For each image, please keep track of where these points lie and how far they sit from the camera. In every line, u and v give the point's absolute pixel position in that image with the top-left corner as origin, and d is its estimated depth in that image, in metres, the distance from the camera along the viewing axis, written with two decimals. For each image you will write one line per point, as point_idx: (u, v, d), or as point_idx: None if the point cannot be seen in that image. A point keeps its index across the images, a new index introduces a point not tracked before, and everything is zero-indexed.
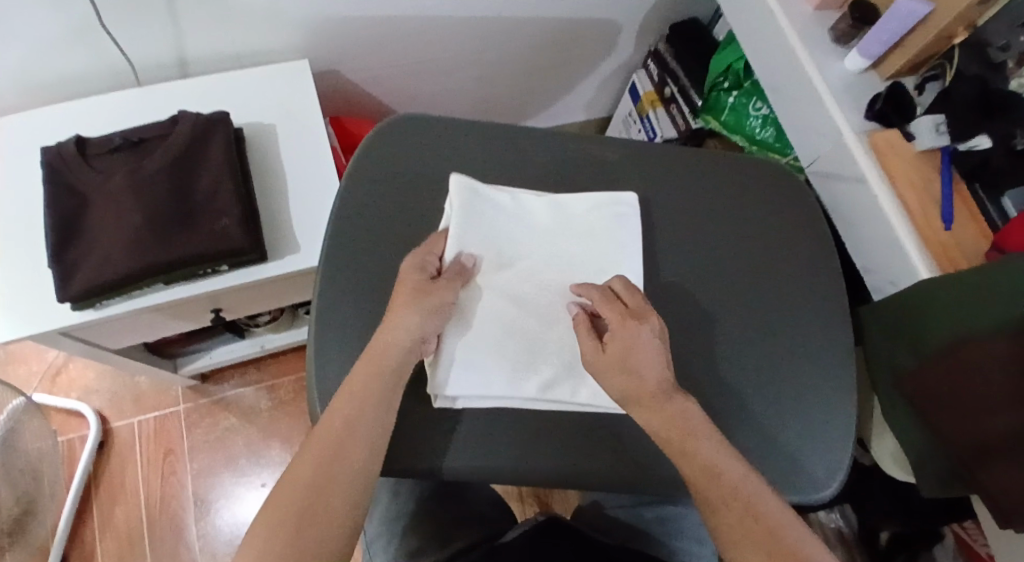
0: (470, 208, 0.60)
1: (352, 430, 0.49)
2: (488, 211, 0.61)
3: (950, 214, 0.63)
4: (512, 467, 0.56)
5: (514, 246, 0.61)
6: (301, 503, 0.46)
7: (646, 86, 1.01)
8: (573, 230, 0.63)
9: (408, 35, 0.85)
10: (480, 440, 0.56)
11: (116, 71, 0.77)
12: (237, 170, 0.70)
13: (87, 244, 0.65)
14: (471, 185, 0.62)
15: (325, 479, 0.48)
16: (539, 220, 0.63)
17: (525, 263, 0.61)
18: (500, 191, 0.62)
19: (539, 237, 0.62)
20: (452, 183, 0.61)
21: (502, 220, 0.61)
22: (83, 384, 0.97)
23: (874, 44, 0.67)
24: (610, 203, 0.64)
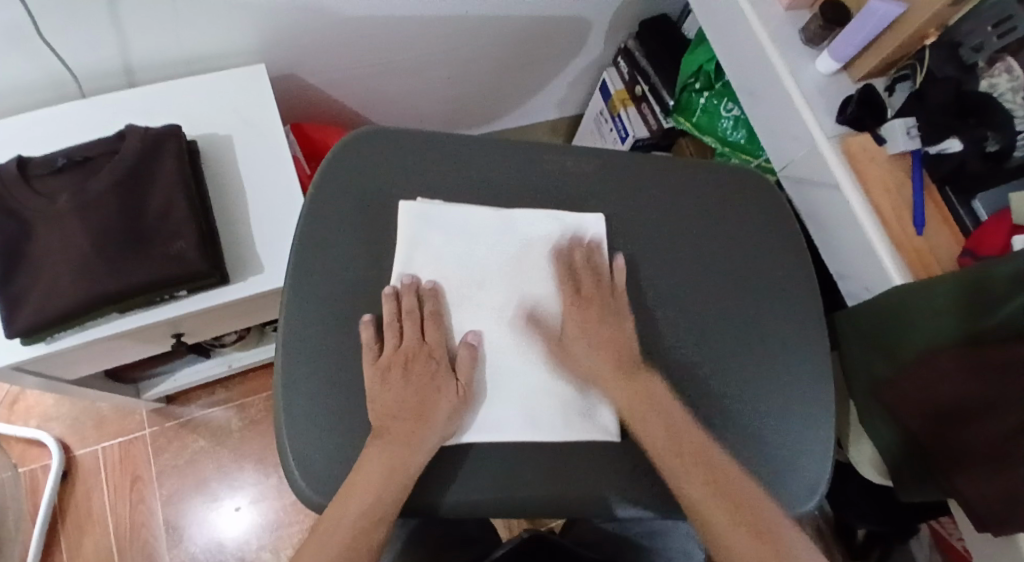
0: (418, 236, 0.60)
1: (416, 455, 0.53)
2: (444, 233, 0.61)
3: (923, 220, 0.63)
4: (490, 500, 0.54)
5: (471, 269, 0.61)
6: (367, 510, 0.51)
7: (616, 84, 0.99)
8: (531, 245, 0.62)
9: (369, 37, 0.82)
10: (453, 476, 0.55)
11: (58, 84, 0.73)
12: (192, 189, 0.66)
13: (33, 273, 0.61)
14: (420, 209, 0.61)
15: (378, 509, 0.51)
16: (496, 238, 0.62)
17: (488, 284, 0.61)
18: (455, 212, 0.62)
19: (496, 257, 0.61)
20: (403, 214, 0.61)
21: (455, 244, 0.61)
22: (42, 410, 0.93)
23: (845, 47, 0.65)
24: (574, 218, 0.63)
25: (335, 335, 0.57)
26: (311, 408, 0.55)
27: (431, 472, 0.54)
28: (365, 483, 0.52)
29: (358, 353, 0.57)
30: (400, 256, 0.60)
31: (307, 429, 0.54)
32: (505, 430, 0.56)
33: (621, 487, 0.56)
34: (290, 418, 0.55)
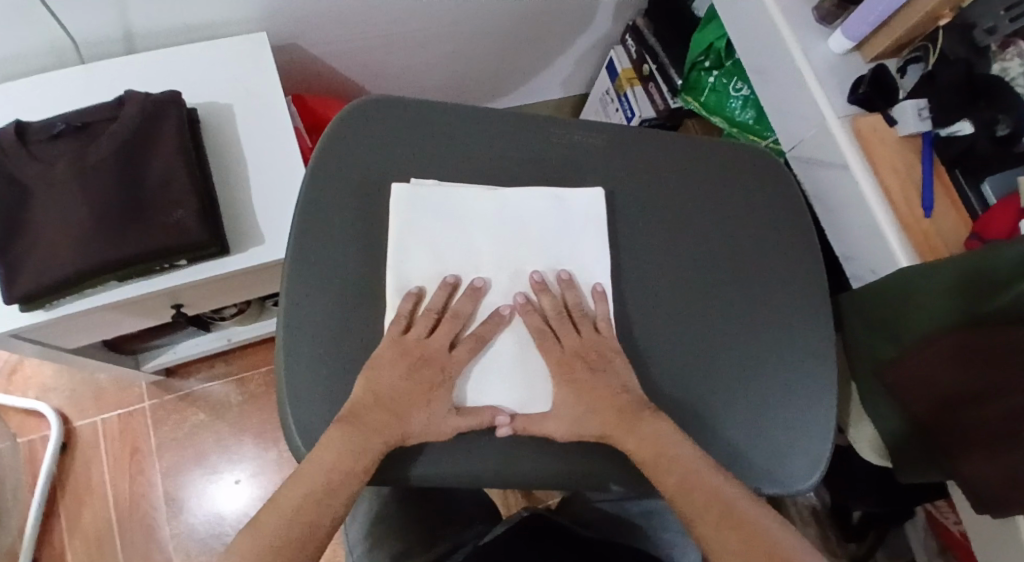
0: (418, 218, 0.59)
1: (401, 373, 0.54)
2: (433, 210, 0.60)
3: (930, 201, 0.63)
4: (494, 474, 0.54)
5: (470, 252, 0.60)
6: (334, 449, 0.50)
7: (623, 63, 0.98)
8: (532, 227, 0.62)
9: (372, 8, 0.80)
10: (456, 447, 0.54)
11: (56, 50, 0.71)
12: (193, 157, 0.65)
13: (32, 241, 0.61)
14: (414, 190, 0.60)
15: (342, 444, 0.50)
16: (491, 218, 0.61)
17: (487, 267, 0.60)
18: (440, 192, 0.60)
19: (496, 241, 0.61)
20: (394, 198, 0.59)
21: (454, 227, 0.60)
22: (40, 381, 0.93)
23: (859, 25, 0.65)
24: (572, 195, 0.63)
25: (340, 308, 0.57)
26: (314, 379, 0.55)
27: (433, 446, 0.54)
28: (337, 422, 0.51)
29: (362, 325, 0.57)
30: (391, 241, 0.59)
31: (310, 401, 0.54)
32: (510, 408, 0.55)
33: (625, 462, 0.56)
34: (293, 390, 0.54)
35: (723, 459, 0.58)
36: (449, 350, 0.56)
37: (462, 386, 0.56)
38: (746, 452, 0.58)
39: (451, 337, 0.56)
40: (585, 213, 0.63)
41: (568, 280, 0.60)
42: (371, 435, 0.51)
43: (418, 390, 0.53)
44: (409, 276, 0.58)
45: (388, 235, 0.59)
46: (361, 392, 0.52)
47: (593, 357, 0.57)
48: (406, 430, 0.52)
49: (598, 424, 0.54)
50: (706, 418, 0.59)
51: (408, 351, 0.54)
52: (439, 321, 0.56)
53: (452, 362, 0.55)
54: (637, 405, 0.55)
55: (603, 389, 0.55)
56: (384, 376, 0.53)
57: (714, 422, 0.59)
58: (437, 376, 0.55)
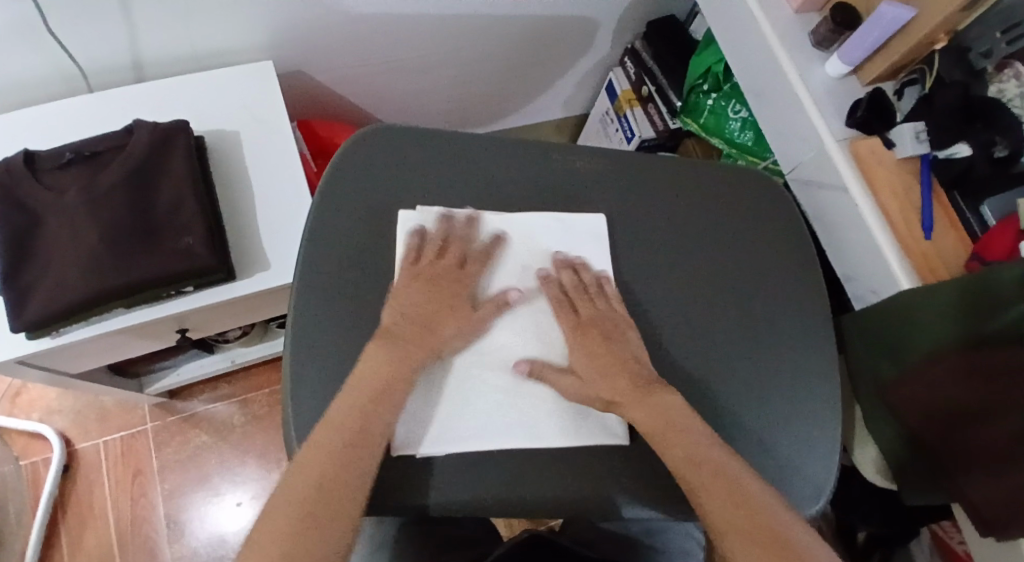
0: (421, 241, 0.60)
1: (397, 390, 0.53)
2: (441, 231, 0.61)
3: (930, 223, 0.63)
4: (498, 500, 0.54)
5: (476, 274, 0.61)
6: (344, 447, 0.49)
7: (623, 85, 0.99)
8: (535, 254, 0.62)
9: (378, 36, 0.82)
10: (458, 473, 0.54)
11: (64, 78, 0.72)
12: (199, 184, 0.66)
13: (40, 268, 0.61)
14: (421, 216, 0.62)
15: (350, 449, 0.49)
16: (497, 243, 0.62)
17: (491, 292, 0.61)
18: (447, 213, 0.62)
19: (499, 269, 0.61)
20: (403, 224, 0.61)
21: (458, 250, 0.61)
22: (44, 404, 0.93)
23: (856, 50, 0.65)
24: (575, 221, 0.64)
25: (343, 334, 0.57)
26: (319, 406, 0.55)
27: (437, 471, 0.54)
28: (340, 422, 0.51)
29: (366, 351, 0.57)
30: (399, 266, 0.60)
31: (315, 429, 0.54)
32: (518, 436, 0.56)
33: (628, 487, 0.56)
34: (298, 417, 0.55)
35: None
36: (460, 267, 0.60)
37: (466, 413, 0.56)
38: None
39: (459, 257, 0.60)
40: (587, 240, 0.64)
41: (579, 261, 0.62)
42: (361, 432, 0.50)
43: (445, 307, 0.58)
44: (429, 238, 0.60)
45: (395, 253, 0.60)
46: (391, 317, 0.56)
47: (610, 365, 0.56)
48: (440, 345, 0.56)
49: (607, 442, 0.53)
50: None
51: (421, 273, 0.59)
52: (454, 248, 0.60)
53: (466, 275, 0.60)
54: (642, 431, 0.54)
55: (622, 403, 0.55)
56: (406, 295, 0.57)
57: None
58: (454, 288, 0.59)
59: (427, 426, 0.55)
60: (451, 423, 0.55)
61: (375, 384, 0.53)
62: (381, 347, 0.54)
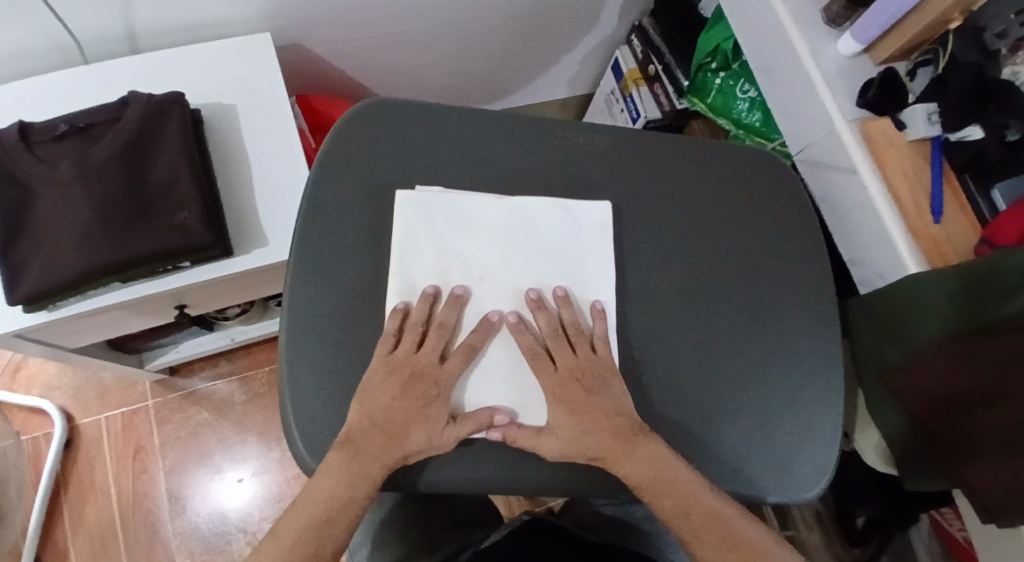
0: (415, 230, 0.59)
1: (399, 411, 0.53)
2: (436, 215, 0.60)
3: (940, 206, 0.62)
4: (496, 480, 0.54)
5: (474, 255, 0.60)
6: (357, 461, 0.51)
7: (629, 63, 0.97)
8: (537, 233, 0.61)
9: (377, 8, 0.80)
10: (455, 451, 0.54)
11: (59, 50, 0.71)
12: (195, 158, 0.65)
13: (35, 242, 0.61)
14: (420, 198, 0.60)
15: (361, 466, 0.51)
16: (495, 222, 0.61)
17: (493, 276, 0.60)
18: (444, 197, 0.60)
19: (500, 250, 0.60)
20: (401, 201, 0.59)
21: (458, 232, 0.60)
22: (44, 379, 0.93)
23: (868, 27, 0.64)
24: (562, 292, 0.59)
25: (342, 312, 0.57)
26: (317, 382, 0.55)
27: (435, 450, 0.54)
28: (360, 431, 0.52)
29: (364, 330, 0.56)
30: (394, 246, 0.59)
31: (313, 408, 0.54)
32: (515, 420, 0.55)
33: None
34: (295, 393, 0.54)
35: (728, 467, 0.58)
36: (437, 359, 0.55)
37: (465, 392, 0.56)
38: (750, 459, 0.58)
39: (436, 344, 0.56)
40: (589, 217, 0.62)
41: (564, 297, 0.59)
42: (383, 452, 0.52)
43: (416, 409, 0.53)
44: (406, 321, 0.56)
45: (392, 240, 0.59)
46: (355, 420, 0.52)
47: (588, 378, 0.56)
48: (406, 449, 0.52)
49: (592, 450, 0.54)
50: (710, 424, 0.58)
51: (398, 364, 0.54)
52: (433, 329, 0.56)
53: (444, 375, 0.55)
54: (632, 430, 0.54)
55: (599, 413, 0.54)
56: (374, 399, 0.53)
57: (717, 429, 0.58)
58: (432, 390, 0.54)
59: None
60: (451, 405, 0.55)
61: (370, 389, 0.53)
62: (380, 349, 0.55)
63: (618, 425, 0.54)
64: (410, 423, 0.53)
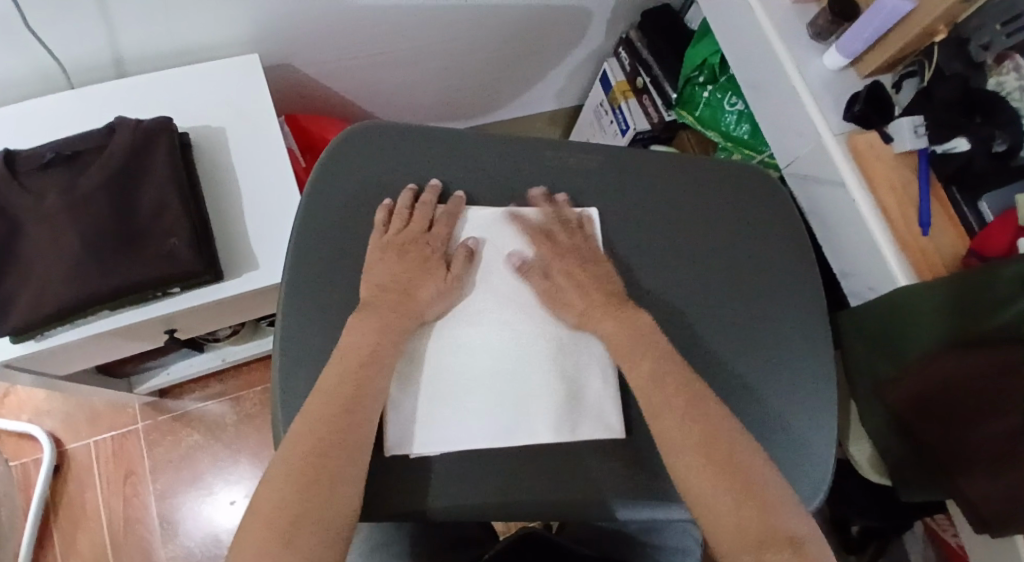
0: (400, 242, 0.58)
1: (376, 351, 0.52)
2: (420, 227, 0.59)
3: (928, 219, 0.62)
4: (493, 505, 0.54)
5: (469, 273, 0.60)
6: (340, 406, 0.49)
7: (617, 76, 0.97)
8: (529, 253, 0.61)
9: (365, 27, 0.80)
10: (450, 479, 0.54)
11: (44, 75, 0.70)
12: (184, 183, 0.65)
13: (22, 273, 0.60)
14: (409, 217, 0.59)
15: (345, 404, 0.49)
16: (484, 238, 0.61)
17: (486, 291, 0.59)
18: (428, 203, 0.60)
19: (491, 266, 0.60)
20: (381, 213, 0.59)
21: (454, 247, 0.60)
22: (33, 404, 0.92)
23: (854, 41, 0.64)
24: (562, 196, 0.63)
25: (335, 339, 0.56)
26: None
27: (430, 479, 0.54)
28: (334, 379, 0.51)
29: None
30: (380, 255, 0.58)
31: None
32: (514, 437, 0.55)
33: (624, 490, 0.55)
34: (289, 422, 0.54)
35: None
36: (426, 228, 0.59)
37: (453, 411, 0.55)
38: None
39: (426, 219, 0.59)
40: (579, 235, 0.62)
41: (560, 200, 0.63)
42: (359, 381, 0.51)
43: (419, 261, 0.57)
44: (395, 211, 0.59)
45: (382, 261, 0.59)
46: (367, 291, 0.55)
47: (582, 253, 0.60)
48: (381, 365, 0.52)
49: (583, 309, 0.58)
50: None
51: (392, 243, 0.57)
52: (421, 214, 0.59)
53: (433, 237, 0.59)
54: (624, 298, 0.58)
55: (596, 280, 0.59)
56: (378, 270, 0.56)
57: None
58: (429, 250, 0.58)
59: (409, 427, 0.54)
60: (434, 423, 0.54)
61: (349, 367, 0.51)
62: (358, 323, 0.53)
63: (611, 294, 0.58)
64: (418, 274, 0.57)
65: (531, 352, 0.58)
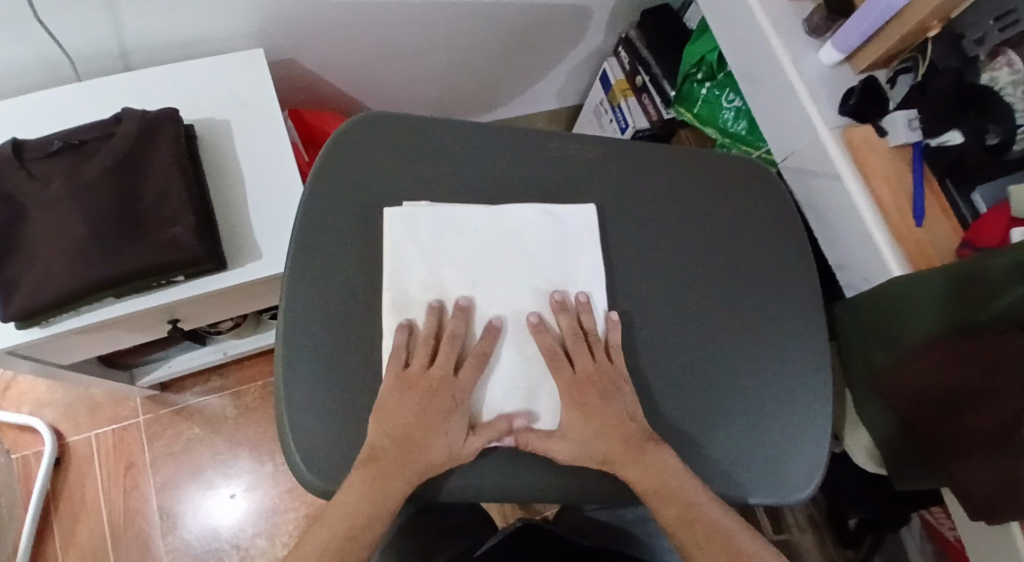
0: (403, 245, 0.59)
1: (424, 418, 0.54)
2: (417, 221, 0.60)
3: (922, 210, 0.63)
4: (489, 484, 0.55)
5: (468, 268, 0.60)
6: (393, 453, 0.52)
7: (616, 74, 0.98)
8: (528, 250, 0.61)
9: (368, 23, 0.81)
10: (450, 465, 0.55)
11: (52, 66, 0.71)
12: (188, 173, 0.65)
13: (26, 259, 0.60)
14: (406, 213, 0.60)
15: (398, 452, 0.52)
16: (482, 229, 0.61)
17: (484, 285, 0.60)
18: (418, 206, 0.60)
19: (489, 262, 0.61)
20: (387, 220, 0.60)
21: (452, 240, 0.60)
22: (34, 396, 0.92)
23: (849, 37, 0.65)
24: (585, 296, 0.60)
25: (338, 323, 0.57)
26: (314, 392, 0.55)
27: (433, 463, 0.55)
28: (385, 428, 0.53)
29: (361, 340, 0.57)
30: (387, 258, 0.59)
31: (308, 422, 0.54)
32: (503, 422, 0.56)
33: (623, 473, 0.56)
34: (291, 404, 0.55)
35: (722, 469, 0.58)
36: (453, 373, 0.56)
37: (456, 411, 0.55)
38: (745, 462, 0.59)
39: (453, 358, 0.56)
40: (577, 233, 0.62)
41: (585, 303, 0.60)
42: (404, 447, 0.52)
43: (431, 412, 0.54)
44: (419, 335, 0.57)
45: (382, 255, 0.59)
46: (376, 436, 0.53)
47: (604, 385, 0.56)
48: (428, 450, 0.53)
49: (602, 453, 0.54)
50: (704, 428, 0.59)
51: (414, 381, 0.55)
52: (444, 343, 0.56)
53: (459, 386, 0.56)
54: (644, 436, 0.55)
55: (612, 419, 0.55)
56: (396, 413, 0.53)
57: (711, 433, 0.59)
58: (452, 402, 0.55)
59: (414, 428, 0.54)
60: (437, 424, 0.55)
61: (397, 439, 0.52)
62: (399, 402, 0.54)
63: (630, 433, 0.55)
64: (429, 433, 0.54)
65: (528, 347, 0.58)
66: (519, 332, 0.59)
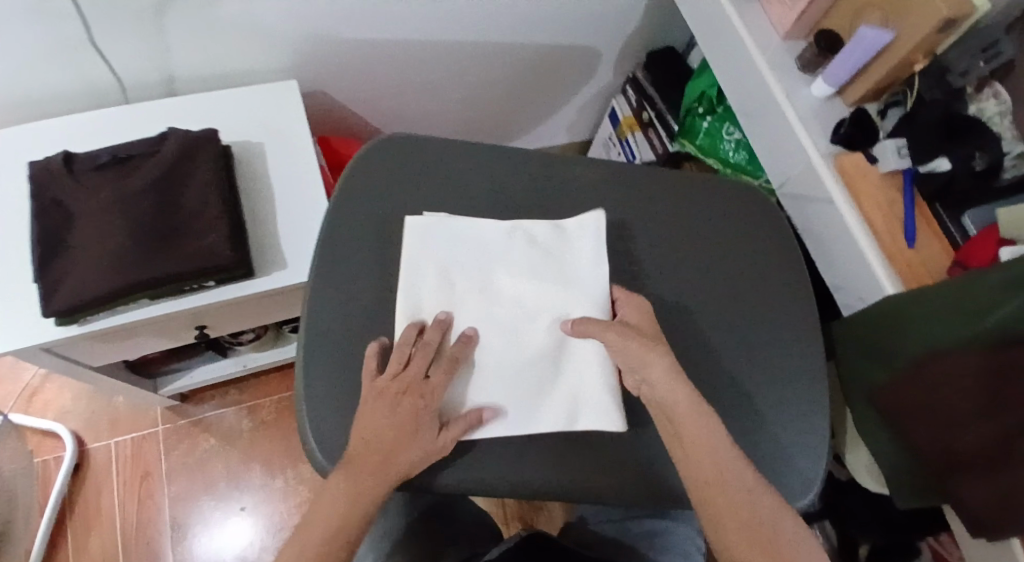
0: (422, 254, 0.63)
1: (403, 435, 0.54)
2: (433, 237, 0.64)
3: (912, 232, 0.66)
4: (494, 480, 0.57)
5: (481, 275, 0.63)
6: (368, 469, 0.53)
7: (624, 111, 1.04)
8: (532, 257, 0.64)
9: (395, 60, 0.88)
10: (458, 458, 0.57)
11: (104, 91, 0.78)
12: (225, 187, 0.70)
13: (72, 260, 0.65)
14: (424, 224, 0.64)
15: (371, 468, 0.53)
16: (490, 240, 0.65)
17: (492, 289, 0.63)
18: (436, 219, 0.64)
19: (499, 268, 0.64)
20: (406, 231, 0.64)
21: (463, 253, 0.64)
22: (58, 405, 0.96)
23: (839, 71, 0.70)
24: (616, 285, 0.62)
25: (355, 323, 0.61)
26: (330, 385, 0.58)
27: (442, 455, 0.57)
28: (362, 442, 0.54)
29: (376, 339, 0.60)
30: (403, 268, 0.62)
31: (324, 414, 0.58)
32: (513, 423, 0.58)
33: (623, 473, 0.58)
34: (309, 397, 0.58)
35: None
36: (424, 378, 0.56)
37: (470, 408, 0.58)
38: None
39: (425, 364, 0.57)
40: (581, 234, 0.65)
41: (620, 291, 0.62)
42: (383, 463, 0.53)
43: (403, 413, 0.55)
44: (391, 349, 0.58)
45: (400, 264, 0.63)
46: (354, 441, 0.54)
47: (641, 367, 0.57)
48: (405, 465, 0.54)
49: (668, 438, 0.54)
50: None
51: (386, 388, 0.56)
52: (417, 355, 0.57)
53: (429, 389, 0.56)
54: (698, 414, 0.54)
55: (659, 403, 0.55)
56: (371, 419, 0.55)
57: None
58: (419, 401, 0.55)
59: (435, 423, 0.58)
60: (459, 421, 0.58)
61: (373, 452, 0.53)
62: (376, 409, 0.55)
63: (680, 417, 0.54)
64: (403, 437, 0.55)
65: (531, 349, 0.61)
66: (526, 333, 0.61)
